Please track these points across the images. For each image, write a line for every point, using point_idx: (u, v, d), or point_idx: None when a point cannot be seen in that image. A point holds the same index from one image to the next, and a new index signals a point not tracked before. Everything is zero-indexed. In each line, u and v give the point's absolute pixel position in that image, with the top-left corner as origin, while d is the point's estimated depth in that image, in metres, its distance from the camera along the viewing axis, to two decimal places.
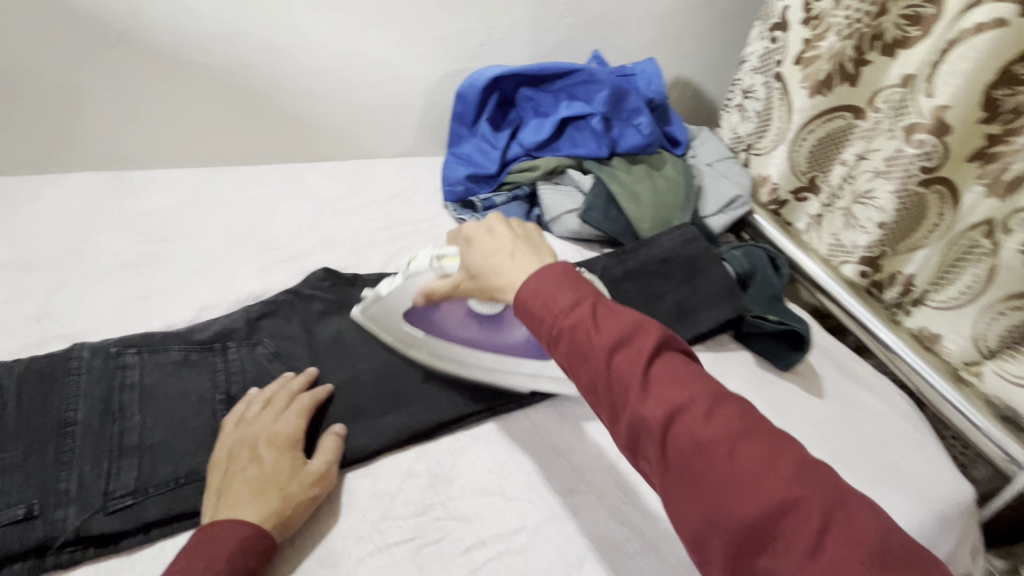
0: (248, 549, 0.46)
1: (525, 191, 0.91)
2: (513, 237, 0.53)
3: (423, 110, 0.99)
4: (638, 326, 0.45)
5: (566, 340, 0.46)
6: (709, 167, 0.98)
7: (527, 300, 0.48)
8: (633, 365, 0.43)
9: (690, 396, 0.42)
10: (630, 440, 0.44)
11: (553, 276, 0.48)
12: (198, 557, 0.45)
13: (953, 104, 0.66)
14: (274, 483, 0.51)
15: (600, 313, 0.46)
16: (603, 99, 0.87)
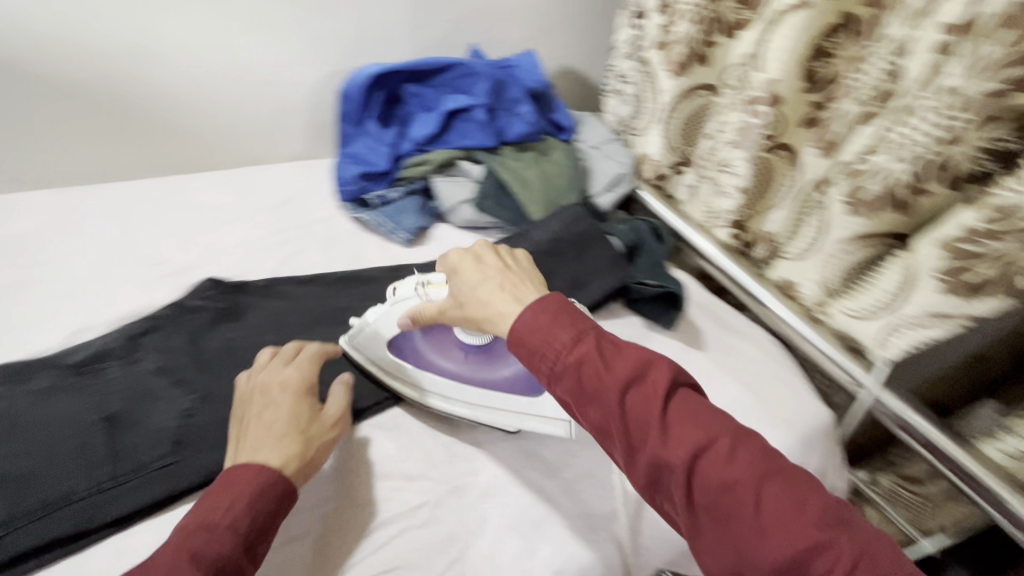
0: (266, 490, 0.50)
1: (420, 186, 0.93)
2: (499, 270, 0.57)
3: (310, 112, 0.99)
4: (648, 365, 0.49)
5: (573, 379, 0.49)
6: (594, 149, 1.05)
7: (526, 333, 0.51)
8: (646, 403, 0.47)
9: (707, 434, 0.45)
10: (649, 477, 0.47)
11: (553, 313, 0.51)
12: (218, 500, 0.48)
13: (781, 78, 0.74)
14: (294, 427, 0.55)
15: (609, 353, 0.49)
16: (484, 91, 0.91)
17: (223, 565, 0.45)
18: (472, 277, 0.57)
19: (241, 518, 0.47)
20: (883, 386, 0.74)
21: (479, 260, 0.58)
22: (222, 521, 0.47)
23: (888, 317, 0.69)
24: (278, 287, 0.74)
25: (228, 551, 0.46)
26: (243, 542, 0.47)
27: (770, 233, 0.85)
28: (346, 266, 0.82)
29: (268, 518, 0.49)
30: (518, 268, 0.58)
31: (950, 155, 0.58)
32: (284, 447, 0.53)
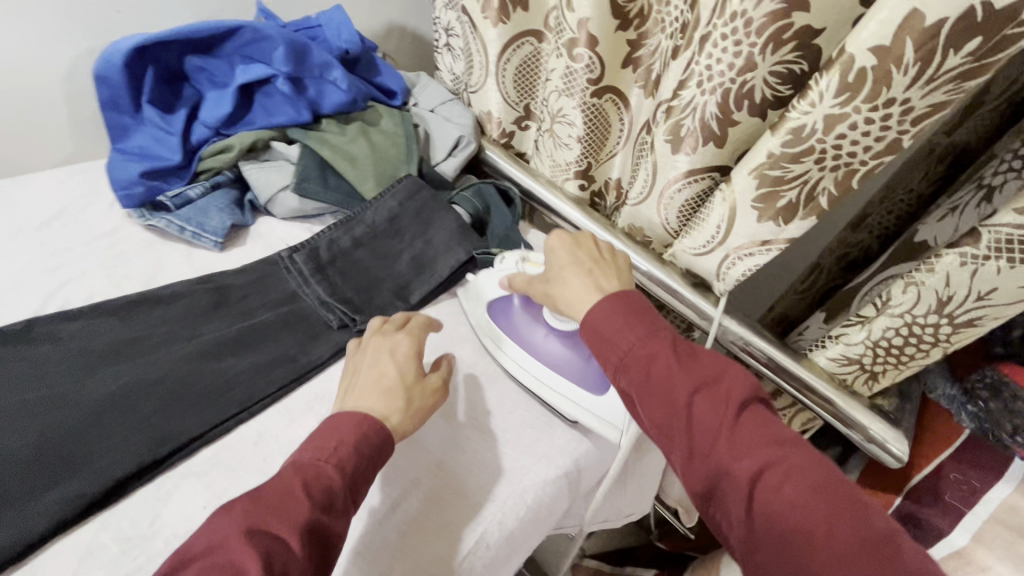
0: (369, 434, 0.52)
1: (227, 177, 0.79)
2: (593, 260, 0.64)
3: (70, 102, 0.79)
4: (721, 375, 0.51)
5: (640, 373, 0.53)
6: (431, 113, 0.96)
7: (601, 327, 0.57)
8: (712, 409, 0.49)
9: (777, 452, 0.46)
10: (707, 484, 0.48)
11: (630, 312, 0.56)
12: (324, 442, 0.50)
13: (592, 16, 0.69)
14: (401, 383, 0.57)
15: (678, 357, 0.52)
16: (281, 58, 0.78)
17: (331, 497, 0.47)
18: (562, 259, 0.65)
19: (350, 455, 0.49)
20: (724, 312, 0.76)
21: (581, 244, 0.66)
22: (328, 459, 0.49)
23: (722, 250, 0.69)
24: (34, 330, 0.58)
25: (335, 484, 0.48)
26: (347, 477, 0.49)
27: (616, 178, 0.89)
28: (139, 287, 0.68)
29: (373, 460, 0.51)
30: (604, 253, 0.65)
31: (747, 81, 0.57)
32: (377, 400, 0.55)
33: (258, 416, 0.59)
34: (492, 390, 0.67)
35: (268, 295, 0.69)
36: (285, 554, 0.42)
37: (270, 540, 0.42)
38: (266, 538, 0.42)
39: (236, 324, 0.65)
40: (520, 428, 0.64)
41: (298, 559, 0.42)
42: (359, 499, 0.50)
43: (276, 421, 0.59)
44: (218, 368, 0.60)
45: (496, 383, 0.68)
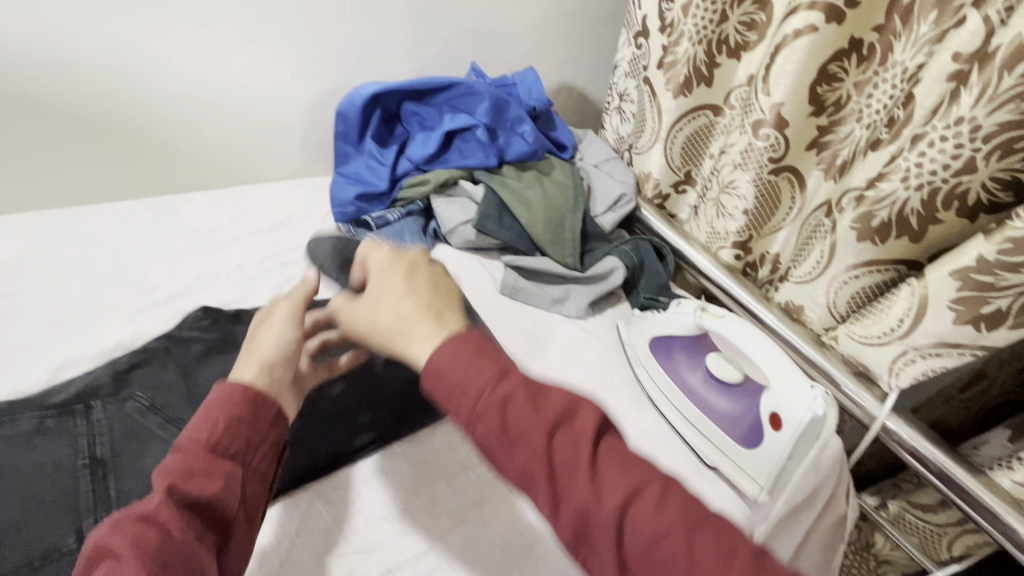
0: (224, 400, 0.45)
1: (419, 206, 0.90)
2: (431, 290, 0.47)
3: (306, 131, 0.95)
4: (574, 403, 0.42)
5: (495, 422, 0.40)
6: (595, 168, 1.03)
7: (438, 369, 0.41)
8: (575, 444, 0.40)
9: (638, 477, 0.40)
10: (574, 530, 0.39)
11: (472, 348, 0.42)
12: (192, 420, 0.45)
13: (786, 101, 0.73)
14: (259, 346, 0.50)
15: (535, 391, 0.42)
16: (485, 110, 0.89)
17: (193, 469, 0.42)
18: (392, 290, 0.46)
19: (203, 430, 0.43)
20: (891, 411, 0.72)
21: (411, 271, 0.48)
22: (187, 438, 0.43)
23: (902, 344, 0.67)
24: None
25: (198, 455, 0.42)
26: (209, 446, 0.43)
27: (776, 253, 0.87)
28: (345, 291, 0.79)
29: (241, 427, 0.45)
30: (445, 294, 0.47)
31: (962, 183, 0.58)
32: (249, 367, 0.48)
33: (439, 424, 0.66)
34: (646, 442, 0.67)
35: None
36: (146, 536, 0.38)
37: (136, 526, 0.38)
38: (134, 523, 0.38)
39: None
40: None
41: (159, 535, 0.38)
42: (240, 462, 0.44)
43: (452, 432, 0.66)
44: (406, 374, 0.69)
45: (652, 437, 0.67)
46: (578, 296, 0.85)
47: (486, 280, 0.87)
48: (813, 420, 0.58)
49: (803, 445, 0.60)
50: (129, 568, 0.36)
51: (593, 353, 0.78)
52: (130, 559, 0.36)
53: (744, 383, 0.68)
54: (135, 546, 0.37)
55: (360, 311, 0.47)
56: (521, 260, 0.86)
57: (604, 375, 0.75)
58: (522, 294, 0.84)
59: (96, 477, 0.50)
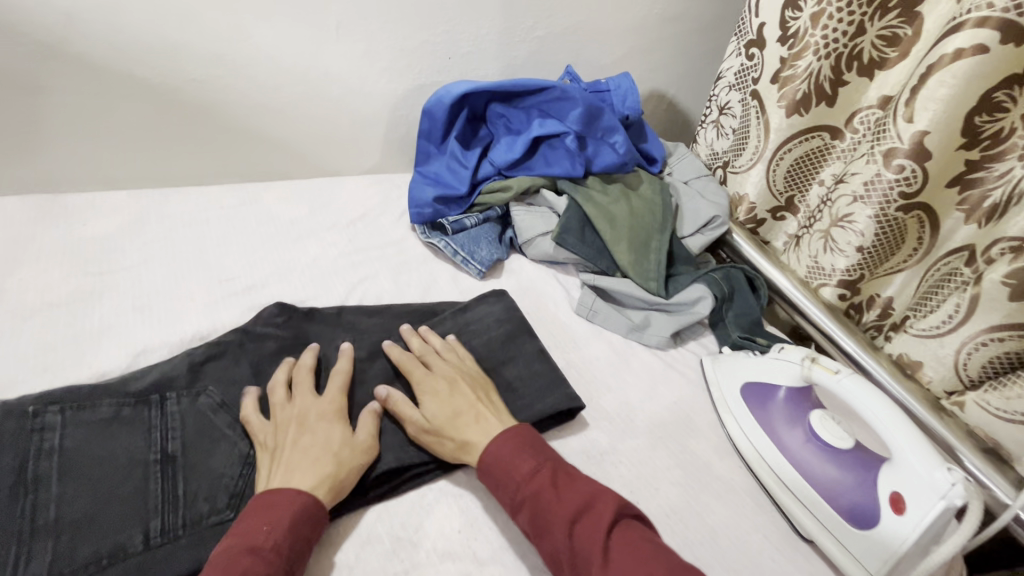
0: (303, 512, 0.46)
1: (497, 213, 0.87)
2: (472, 402, 0.56)
3: (389, 125, 0.93)
4: (597, 496, 0.48)
5: (529, 511, 0.48)
6: (685, 185, 0.96)
7: (489, 463, 0.52)
8: (591, 534, 0.46)
9: (645, 567, 0.43)
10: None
11: (516, 443, 0.52)
12: (259, 522, 0.45)
13: (932, 130, 0.64)
14: (330, 447, 0.51)
15: (563, 483, 0.50)
16: (576, 117, 0.84)
17: None
18: (446, 409, 0.55)
19: (286, 544, 0.44)
20: None
21: (455, 389, 0.57)
22: (265, 547, 0.43)
23: None
24: (347, 319, 0.67)
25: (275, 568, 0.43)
26: (283, 563, 0.43)
27: (888, 298, 0.79)
28: (417, 297, 0.77)
29: (306, 548, 0.46)
30: (486, 403, 0.57)
31: None
32: (312, 473, 0.49)
33: None
34: (730, 498, 0.60)
35: None
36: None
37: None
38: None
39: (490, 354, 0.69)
40: (761, 556, 0.56)
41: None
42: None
43: None
44: None
45: (738, 496, 0.60)
46: (659, 325, 0.78)
47: (561, 299, 0.81)
48: (946, 510, 0.49)
49: (932, 536, 0.51)
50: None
51: (674, 391, 0.71)
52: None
53: (854, 449, 0.59)
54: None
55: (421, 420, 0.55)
56: (600, 281, 0.80)
57: (685, 416, 0.68)
58: (599, 317, 0.78)
59: (164, 473, 0.48)
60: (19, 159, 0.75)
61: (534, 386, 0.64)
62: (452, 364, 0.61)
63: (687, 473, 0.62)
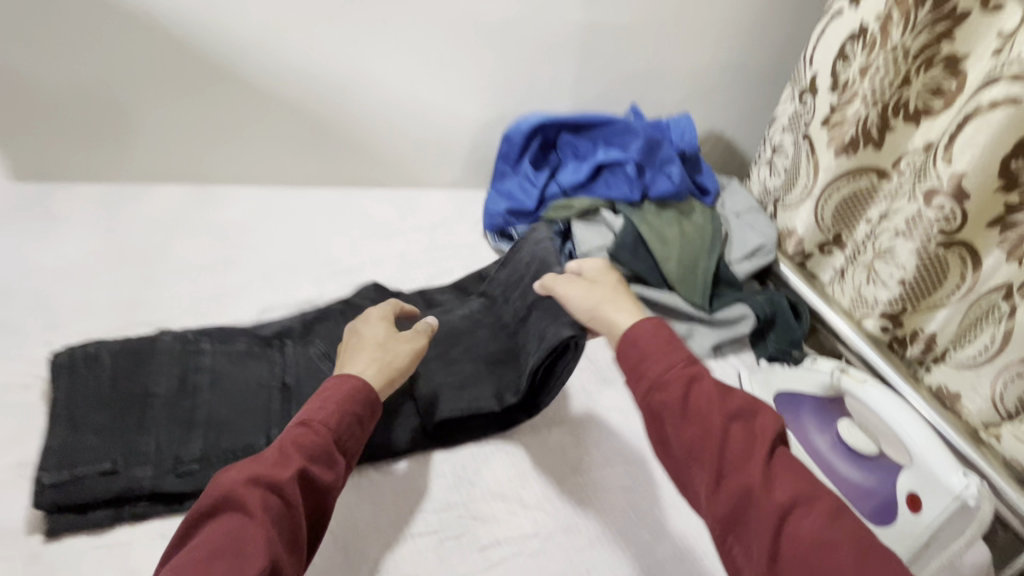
0: (350, 396, 0.53)
1: (559, 228, 0.96)
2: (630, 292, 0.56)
3: (472, 147, 1.07)
4: (757, 410, 0.47)
5: (678, 396, 0.47)
6: (735, 217, 1.03)
7: (640, 340, 0.50)
8: (750, 439, 0.45)
9: (802, 482, 0.44)
10: (732, 510, 0.43)
11: (670, 335, 0.50)
12: (316, 402, 0.52)
13: (970, 172, 0.69)
14: (390, 356, 0.59)
15: (720, 384, 0.48)
16: (637, 148, 0.95)
17: (319, 454, 0.49)
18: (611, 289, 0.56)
19: (331, 418, 0.51)
20: None
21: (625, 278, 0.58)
22: (319, 425, 0.50)
23: None
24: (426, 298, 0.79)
25: (324, 440, 0.50)
26: (331, 438, 0.50)
27: (931, 332, 0.80)
28: None
29: (355, 423, 0.52)
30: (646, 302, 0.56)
31: None
32: (375, 376, 0.57)
33: (557, 424, 0.68)
34: None
35: None
36: (270, 503, 0.45)
37: (265, 494, 0.45)
38: (262, 490, 0.45)
39: None
40: None
41: (282, 506, 0.45)
42: (346, 458, 0.52)
43: (565, 436, 0.66)
44: None
45: None
46: (702, 337, 0.85)
47: None
48: (962, 510, 0.55)
49: (948, 532, 0.56)
50: (264, 529, 0.43)
51: None
52: (266, 522, 0.43)
53: (876, 457, 0.64)
54: (268, 509, 0.44)
55: (576, 285, 0.58)
56: (649, 292, 0.88)
57: None
58: None
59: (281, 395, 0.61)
60: (183, 158, 0.93)
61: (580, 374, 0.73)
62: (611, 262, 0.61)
63: None
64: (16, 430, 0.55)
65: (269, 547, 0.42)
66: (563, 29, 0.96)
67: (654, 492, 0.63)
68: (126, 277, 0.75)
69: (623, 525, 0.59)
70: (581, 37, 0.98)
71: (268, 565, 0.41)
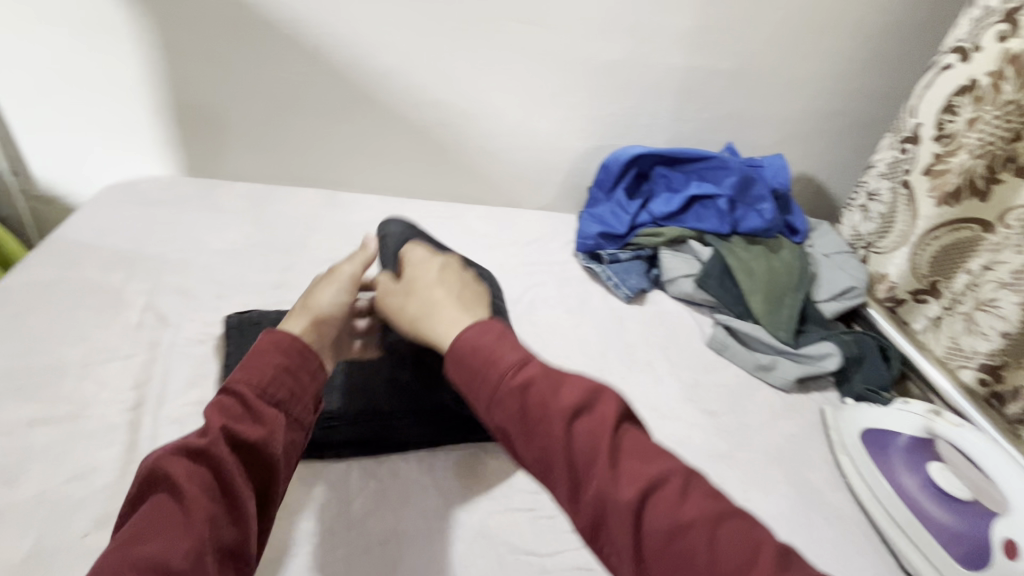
0: (477, 347, 0.48)
1: (648, 254, 1.02)
2: (455, 288, 0.55)
3: (568, 173, 1.16)
4: (596, 396, 0.45)
5: (516, 406, 0.45)
6: (825, 258, 1.04)
7: (466, 352, 0.48)
8: (593, 433, 0.42)
9: (657, 465, 0.42)
10: (593, 517, 0.41)
11: (497, 334, 0.48)
12: (255, 365, 0.51)
13: None
14: (322, 300, 0.58)
15: (557, 376, 0.46)
16: (731, 184, 1.00)
17: (247, 414, 0.48)
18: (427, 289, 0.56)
19: (252, 378, 0.49)
20: None
21: (440, 274, 0.57)
22: (250, 392, 0.49)
23: None
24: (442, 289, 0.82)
25: (248, 400, 0.48)
26: (259, 397, 0.49)
27: None
28: (575, 305, 0.94)
29: (284, 373, 0.51)
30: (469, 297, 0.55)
31: None
32: (301, 322, 0.56)
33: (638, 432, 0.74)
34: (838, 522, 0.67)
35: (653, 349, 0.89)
36: (199, 472, 0.43)
37: (190, 463, 0.43)
38: (188, 460, 0.44)
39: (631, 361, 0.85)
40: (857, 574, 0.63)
41: (209, 471, 0.43)
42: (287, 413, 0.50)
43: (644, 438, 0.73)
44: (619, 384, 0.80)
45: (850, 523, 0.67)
46: (785, 369, 0.86)
47: (694, 331, 0.94)
48: None
49: None
50: (205, 502, 0.42)
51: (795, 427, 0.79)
52: (190, 490, 0.42)
53: (972, 502, 0.65)
54: (193, 476, 0.42)
55: (398, 292, 0.58)
56: (733, 322, 0.92)
57: (801, 447, 0.76)
58: (728, 352, 0.89)
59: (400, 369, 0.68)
60: (320, 166, 1.08)
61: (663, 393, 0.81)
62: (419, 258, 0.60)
63: (798, 491, 0.70)
64: (194, 376, 0.66)
65: (193, 514, 0.40)
66: (665, 71, 1.04)
67: None
68: (274, 262, 0.88)
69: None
70: (683, 79, 1.05)
71: (188, 535, 0.39)
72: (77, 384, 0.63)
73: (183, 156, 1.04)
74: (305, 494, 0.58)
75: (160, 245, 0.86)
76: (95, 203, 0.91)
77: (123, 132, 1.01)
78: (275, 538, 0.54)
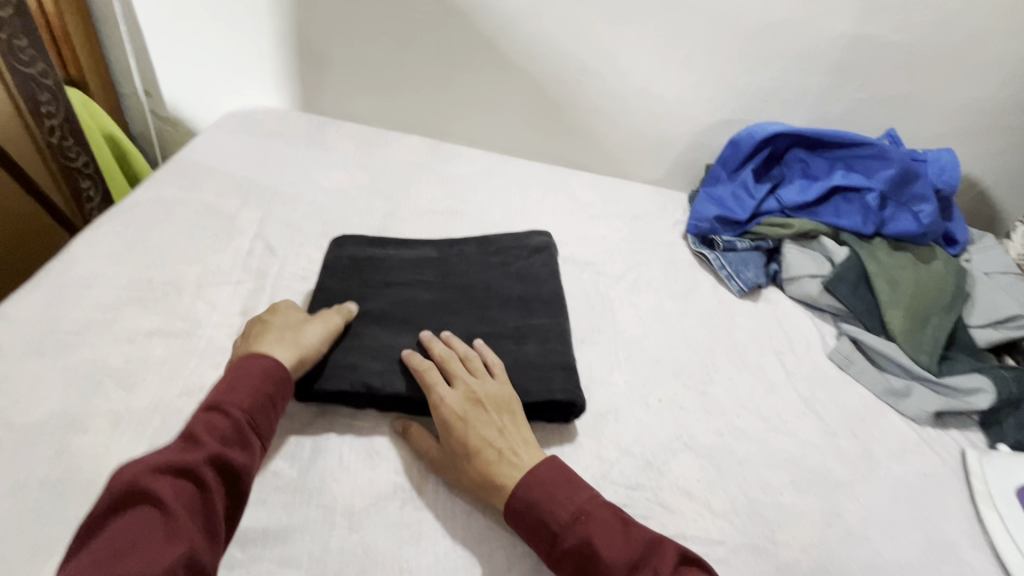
0: (531, 492, 0.50)
1: (769, 245, 0.92)
2: (501, 435, 0.54)
3: (687, 147, 1.05)
4: (649, 548, 0.47)
5: (574, 563, 0.47)
6: (985, 277, 0.89)
7: (524, 507, 0.50)
8: None
9: None
10: None
11: (549, 482, 0.50)
12: (239, 386, 0.50)
13: None
14: (297, 337, 0.57)
15: (612, 527, 0.48)
16: (885, 178, 0.87)
17: (231, 438, 0.47)
18: (474, 438, 0.53)
19: (241, 400, 0.49)
20: None
21: (483, 416, 0.54)
22: (237, 413, 0.48)
23: None
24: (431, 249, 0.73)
25: (237, 422, 0.48)
26: (245, 421, 0.48)
27: None
28: (681, 291, 0.86)
29: (270, 405, 0.51)
30: (514, 447, 0.53)
31: None
32: (287, 355, 0.55)
33: (743, 442, 0.66)
34: None
35: (765, 352, 0.79)
36: (185, 490, 0.43)
37: (174, 479, 0.43)
38: (172, 475, 0.43)
39: (741, 363, 0.76)
40: None
41: (197, 491, 0.43)
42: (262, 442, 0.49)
43: (751, 450, 0.65)
44: (725, 385, 0.73)
45: None
46: (921, 399, 0.75)
47: (815, 339, 0.83)
48: None
49: None
50: (188, 522, 0.41)
51: (930, 467, 0.69)
52: (177, 504, 0.41)
53: None
54: (180, 494, 0.42)
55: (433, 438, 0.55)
56: (865, 336, 0.80)
57: (935, 492, 0.66)
58: (852, 368, 0.79)
59: (505, 332, 0.64)
60: (427, 115, 1.05)
61: (772, 402, 0.72)
62: (458, 387, 0.56)
63: (928, 540, 0.61)
64: None
65: (181, 529, 0.40)
66: (825, 40, 0.90)
67: (850, 543, 0.59)
68: (377, 207, 0.86)
69: (816, 567, 0.56)
70: (845, 50, 0.91)
71: (181, 549, 0.39)
72: (191, 302, 0.65)
73: (297, 90, 1.04)
74: (395, 448, 0.56)
75: (271, 177, 0.86)
76: (216, 128, 0.94)
77: (245, 60, 1.02)
78: (365, 488, 0.53)
